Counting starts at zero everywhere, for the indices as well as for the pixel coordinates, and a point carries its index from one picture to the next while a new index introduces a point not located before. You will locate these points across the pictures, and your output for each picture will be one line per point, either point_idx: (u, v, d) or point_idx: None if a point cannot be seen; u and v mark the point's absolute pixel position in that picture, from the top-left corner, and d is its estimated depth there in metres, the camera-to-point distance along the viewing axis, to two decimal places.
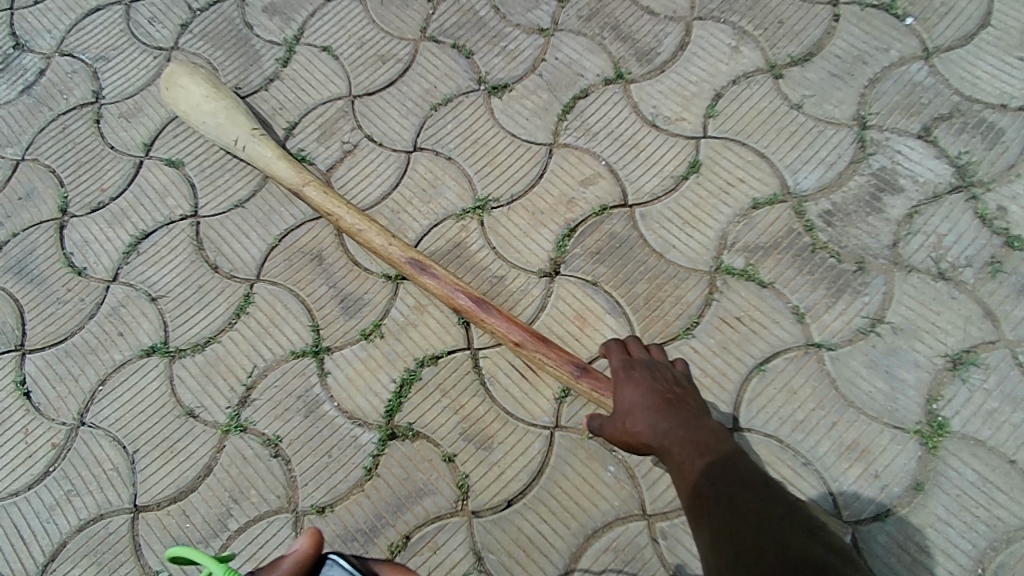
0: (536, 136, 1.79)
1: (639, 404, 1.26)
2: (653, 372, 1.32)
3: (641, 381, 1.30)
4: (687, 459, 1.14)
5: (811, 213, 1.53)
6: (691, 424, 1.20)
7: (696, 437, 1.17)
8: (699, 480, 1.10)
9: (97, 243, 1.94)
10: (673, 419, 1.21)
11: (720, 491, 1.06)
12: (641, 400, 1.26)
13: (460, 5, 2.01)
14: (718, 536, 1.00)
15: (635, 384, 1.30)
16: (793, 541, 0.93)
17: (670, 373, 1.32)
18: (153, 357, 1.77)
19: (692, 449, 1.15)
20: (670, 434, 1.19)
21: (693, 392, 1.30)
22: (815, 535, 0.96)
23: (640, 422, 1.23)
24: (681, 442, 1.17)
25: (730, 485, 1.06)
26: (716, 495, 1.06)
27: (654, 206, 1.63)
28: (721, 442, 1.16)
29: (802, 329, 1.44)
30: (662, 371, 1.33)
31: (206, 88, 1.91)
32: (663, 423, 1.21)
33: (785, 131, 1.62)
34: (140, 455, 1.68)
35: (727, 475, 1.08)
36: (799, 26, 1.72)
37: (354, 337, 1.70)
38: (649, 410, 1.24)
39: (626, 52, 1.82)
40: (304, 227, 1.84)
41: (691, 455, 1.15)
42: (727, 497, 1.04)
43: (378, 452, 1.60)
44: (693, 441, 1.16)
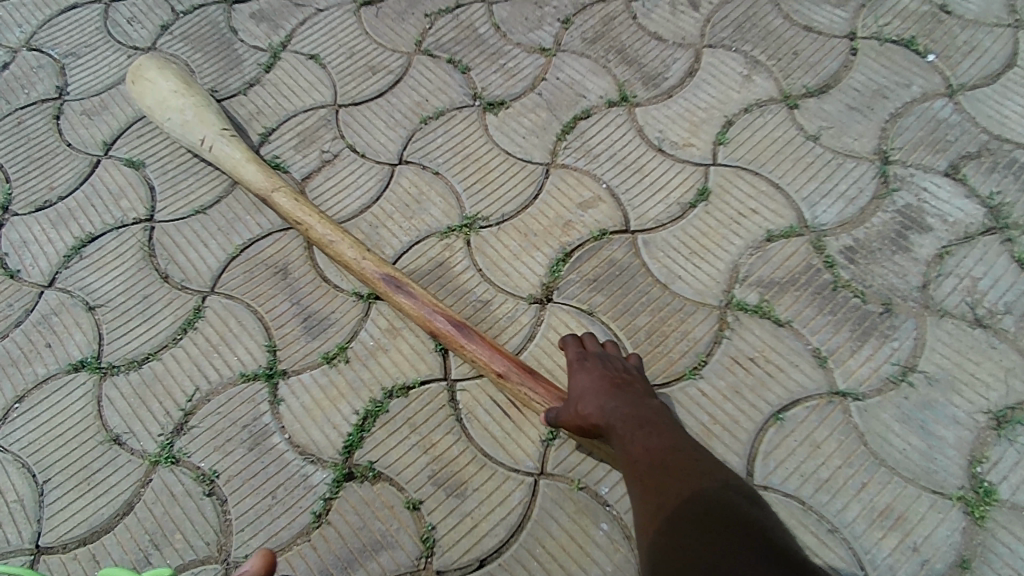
0: (533, 155, 1.65)
1: (589, 388, 1.19)
2: (605, 360, 1.25)
3: (592, 368, 1.23)
4: (628, 432, 1.07)
5: (832, 249, 1.43)
6: (637, 404, 1.13)
7: (642, 413, 1.10)
8: (636, 447, 1.04)
9: (36, 244, 1.74)
10: (620, 399, 1.14)
11: (654, 453, 1.01)
12: (591, 384, 1.20)
13: (458, 21, 1.91)
14: (648, 493, 0.96)
15: (586, 370, 1.23)
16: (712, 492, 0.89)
17: (621, 362, 1.25)
18: (81, 373, 1.54)
19: (634, 424, 1.08)
20: (617, 413, 1.12)
21: (644, 380, 1.23)
22: (736, 483, 0.92)
23: (588, 405, 1.16)
24: (626, 420, 1.10)
25: (664, 448, 1.01)
26: (649, 457, 1.00)
27: (659, 233, 1.50)
28: (665, 419, 1.10)
29: (824, 374, 1.32)
30: (614, 360, 1.26)
31: (175, 83, 1.75)
32: (610, 402, 1.14)
33: (801, 162, 1.53)
34: (51, 486, 1.43)
35: (662, 440, 1.03)
36: (815, 58, 1.65)
37: (315, 361, 1.50)
38: (599, 393, 1.17)
39: (631, 75, 1.72)
40: (270, 238, 1.66)
41: (632, 428, 1.07)
42: (659, 454, 1.00)
43: (331, 495, 1.37)
44: (637, 416, 1.09)
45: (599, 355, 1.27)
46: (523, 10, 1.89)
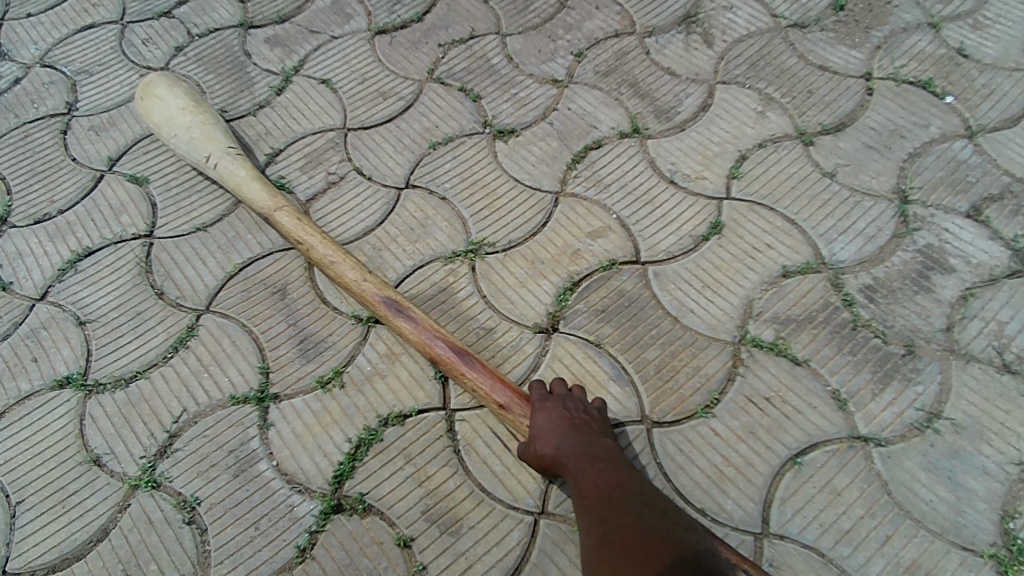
0: (541, 183, 1.62)
1: (546, 426, 1.19)
2: (566, 399, 1.25)
3: (551, 406, 1.22)
4: (580, 469, 1.09)
5: (850, 287, 1.40)
6: (591, 442, 1.15)
7: (595, 452, 1.12)
8: (586, 482, 1.06)
9: (31, 256, 1.70)
10: (575, 437, 1.15)
11: (602, 486, 1.03)
12: (548, 422, 1.19)
13: (471, 51, 1.91)
14: (593, 521, 0.98)
15: (546, 407, 1.22)
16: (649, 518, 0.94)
17: (583, 403, 1.25)
18: (65, 389, 1.48)
19: (585, 460, 1.10)
20: (570, 452, 1.13)
21: (602, 421, 1.24)
22: (673, 514, 0.98)
23: (545, 444, 1.17)
24: (578, 457, 1.11)
25: (611, 482, 1.04)
26: (597, 490, 1.03)
27: (670, 265, 1.46)
28: (616, 457, 1.12)
29: (844, 418, 1.28)
30: (575, 400, 1.25)
31: (184, 101, 1.74)
32: (565, 440, 1.15)
33: (818, 199, 1.50)
34: (23, 508, 1.35)
35: (611, 475, 1.06)
36: (830, 97, 1.64)
37: (309, 385, 1.44)
38: (555, 431, 1.17)
39: (643, 108, 1.70)
40: (271, 257, 1.62)
41: (584, 465, 1.09)
42: (606, 488, 1.02)
43: (317, 528, 1.29)
44: (590, 453, 1.12)
45: (561, 394, 1.26)
46: (537, 43, 1.89)
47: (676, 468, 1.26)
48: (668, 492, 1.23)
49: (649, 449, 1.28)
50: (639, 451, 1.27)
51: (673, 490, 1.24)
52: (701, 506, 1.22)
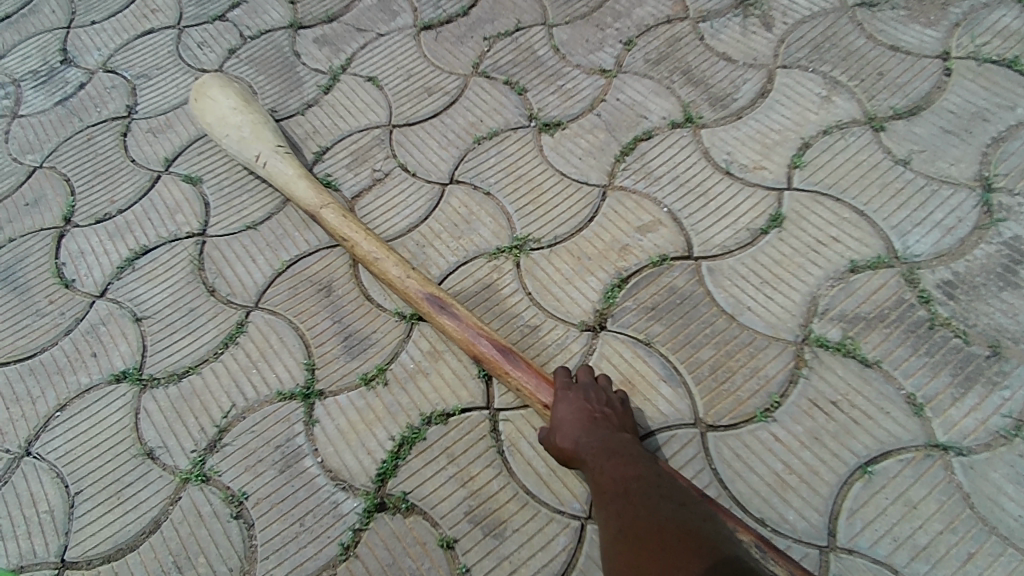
0: (589, 176, 1.57)
1: (567, 418, 1.17)
2: (589, 389, 1.22)
3: (573, 397, 1.20)
4: (599, 465, 1.08)
5: (926, 282, 1.30)
6: (610, 437, 1.13)
7: (614, 446, 1.10)
8: (605, 476, 1.05)
9: (93, 254, 1.76)
10: (595, 432, 1.13)
11: (619, 481, 1.02)
12: (569, 414, 1.17)
13: (517, 43, 1.88)
14: (610, 516, 0.98)
15: (568, 398, 1.20)
16: (664, 510, 0.92)
17: (607, 394, 1.22)
18: (122, 383, 1.52)
19: (604, 456, 1.09)
20: (590, 447, 1.11)
21: (624, 415, 1.20)
22: (690, 505, 0.94)
23: (564, 438, 1.16)
24: (597, 452, 1.10)
25: (628, 477, 1.02)
26: (615, 487, 1.01)
27: (726, 260, 1.39)
28: (636, 451, 1.10)
29: (920, 424, 1.18)
30: (599, 391, 1.22)
31: (235, 101, 1.77)
32: (584, 434, 1.13)
33: (889, 188, 1.40)
34: (81, 498, 1.39)
35: (629, 470, 1.04)
36: (903, 79, 1.53)
37: (354, 382, 1.43)
38: (576, 424, 1.16)
39: (697, 96, 1.63)
40: (317, 254, 1.63)
41: (602, 461, 1.08)
42: (623, 483, 1.01)
43: (360, 526, 1.28)
44: (609, 448, 1.10)
45: (585, 385, 1.23)
46: (584, 32, 1.84)
47: (734, 475, 1.19)
48: (725, 500, 1.17)
49: (704, 455, 1.21)
50: (693, 455, 1.21)
51: (729, 499, 1.17)
52: (761, 515, 1.15)
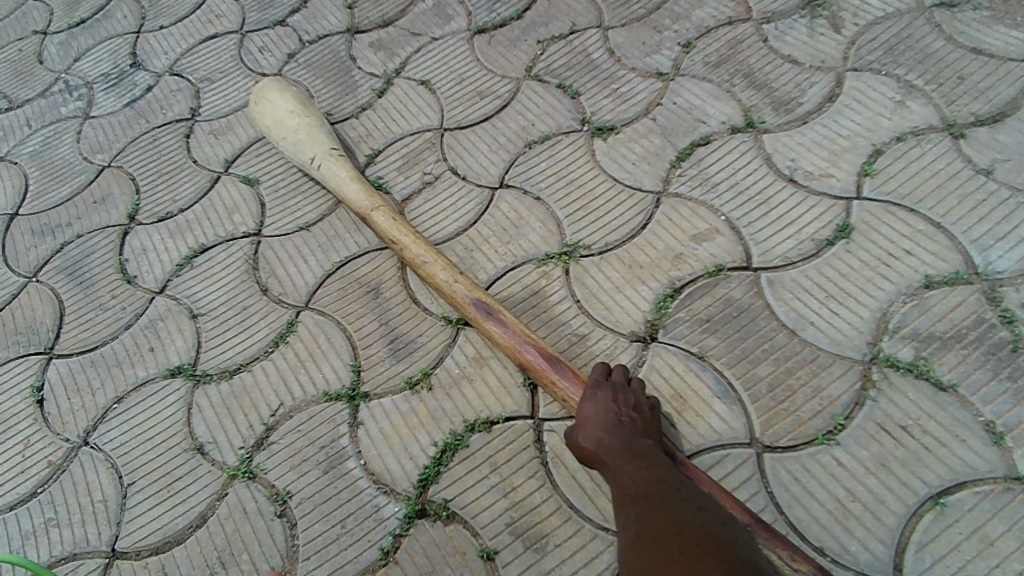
0: (642, 183, 1.53)
1: (592, 417, 1.14)
2: (619, 390, 1.18)
3: (601, 396, 1.16)
4: (619, 467, 1.04)
5: (1009, 301, 1.20)
6: (633, 438, 1.09)
7: (637, 450, 1.06)
8: (624, 477, 1.01)
9: (154, 252, 1.82)
10: (619, 433, 1.10)
11: (638, 484, 0.98)
12: (595, 414, 1.14)
13: (572, 46, 1.85)
14: (627, 518, 0.93)
15: (597, 397, 1.16)
16: (685, 515, 0.88)
17: (637, 397, 1.17)
18: (177, 378, 1.56)
19: (626, 458, 1.05)
20: (612, 448, 1.08)
21: (654, 420, 1.15)
22: (711, 509, 0.91)
23: (587, 437, 1.13)
24: (618, 454, 1.07)
25: (648, 480, 0.98)
26: (635, 489, 0.97)
27: (787, 271, 1.32)
28: (660, 456, 1.06)
29: (1001, 454, 1.09)
30: (629, 392, 1.18)
31: (294, 104, 1.79)
32: (608, 437, 1.10)
33: (969, 199, 1.31)
34: (133, 490, 1.43)
35: (649, 473, 1.00)
36: (986, 83, 1.43)
37: (398, 385, 1.43)
38: (601, 424, 1.12)
39: (759, 100, 1.56)
40: (366, 256, 1.63)
41: (624, 463, 1.04)
42: (643, 485, 0.97)
43: (401, 531, 1.27)
44: (631, 450, 1.06)
45: (616, 383, 1.19)
46: (641, 35, 1.79)
47: (792, 500, 1.12)
48: (782, 526, 1.10)
49: (759, 477, 1.15)
50: (748, 477, 1.15)
51: (786, 525, 1.10)
52: (820, 544, 1.08)
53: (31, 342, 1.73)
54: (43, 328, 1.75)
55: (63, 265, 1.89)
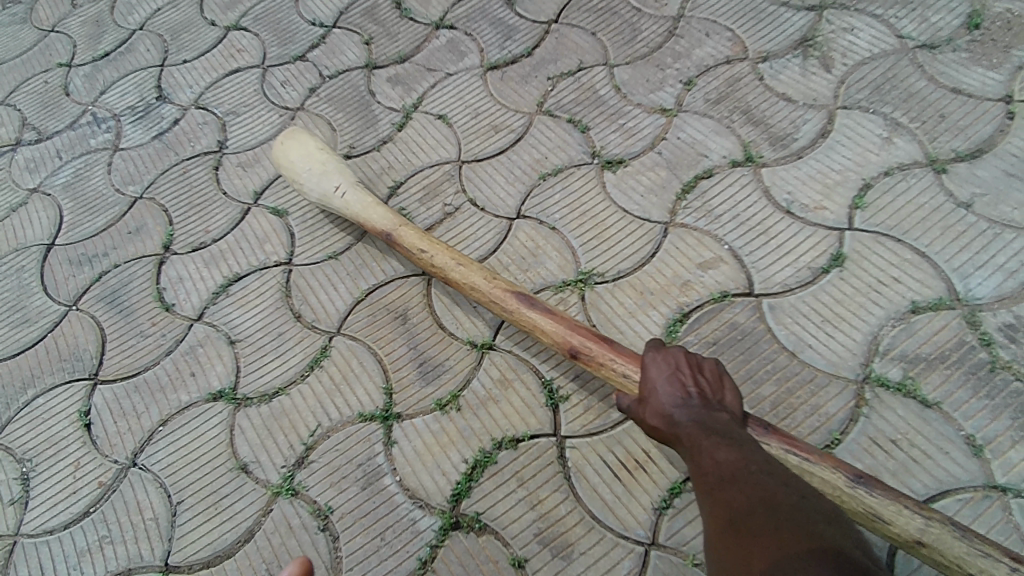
0: (650, 214, 1.65)
1: (659, 393, 1.20)
2: (680, 360, 1.24)
3: (664, 369, 1.22)
4: (696, 442, 1.11)
5: (988, 325, 1.32)
6: (705, 413, 1.15)
7: (712, 428, 1.12)
8: (707, 457, 1.08)
9: (191, 281, 1.94)
10: (690, 410, 1.16)
11: (725, 467, 1.05)
12: (662, 390, 1.20)
13: (580, 83, 1.97)
14: (716, 501, 1.00)
15: (659, 370, 1.22)
16: (784, 504, 0.94)
17: (700, 368, 1.22)
18: (218, 402, 1.67)
19: (702, 435, 1.12)
20: (684, 424, 1.15)
21: (721, 388, 1.20)
22: (812, 499, 0.98)
23: (654, 416, 1.19)
24: (693, 432, 1.13)
25: (733, 462, 1.05)
26: (722, 471, 1.04)
27: (786, 297, 1.44)
28: (734, 433, 1.12)
29: (980, 465, 1.21)
30: (690, 363, 1.23)
31: (301, 151, 1.83)
32: (679, 413, 1.16)
33: (951, 230, 1.43)
34: (182, 507, 1.53)
35: (732, 454, 1.07)
36: (966, 122, 1.55)
37: (429, 407, 1.54)
38: (670, 400, 1.18)
39: (757, 135, 1.68)
40: (393, 284, 1.75)
41: (701, 441, 1.11)
42: (730, 468, 1.04)
43: (437, 543, 1.38)
44: (706, 428, 1.13)
45: (674, 352, 1.25)
46: (645, 72, 1.92)
47: None
48: None
49: None
50: None
51: None
52: None
53: (76, 368, 1.83)
54: (86, 355, 1.86)
55: (102, 294, 2.00)
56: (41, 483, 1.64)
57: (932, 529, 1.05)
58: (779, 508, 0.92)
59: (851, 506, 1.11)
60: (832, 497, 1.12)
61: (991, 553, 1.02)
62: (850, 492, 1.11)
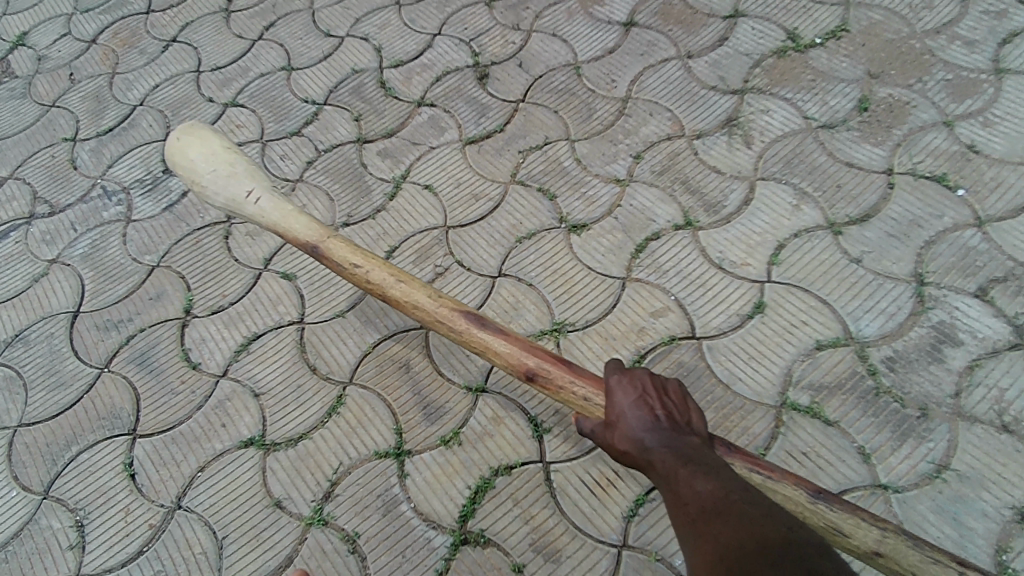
0: (610, 270, 1.98)
1: (630, 420, 1.39)
2: (646, 385, 1.44)
3: (631, 396, 1.42)
4: (672, 470, 1.27)
5: (874, 357, 1.69)
6: (672, 437, 1.34)
7: (684, 454, 1.30)
8: (688, 490, 1.22)
9: (213, 341, 2.20)
10: (660, 435, 1.34)
11: (710, 501, 1.17)
12: (633, 417, 1.39)
13: (546, 156, 2.32)
14: (702, 535, 1.13)
15: (626, 395, 1.43)
16: (768, 537, 1.06)
17: (662, 393, 1.43)
18: (250, 448, 1.93)
19: (675, 461, 1.29)
20: (654, 448, 1.33)
21: (682, 411, 1.41)
22: (793, 527, 1.10)
23: (626, 441, 1.38)
24: (665, 457, 1.30)
25: (714, 495, 1.18)
26: (705, 505, 1.17)
27: (721, 339, 1.78)
28: (701, 455, 1.30)
29: (868, 469, 1.57)
30: (652, 387, 1.44)
31: (201, 151, 2.02)
32: (650, 438, 1.35)
33: (846, 282, 1.80)
34: (228, 541, 1.80)
35: (711, 485, 1.21)
36: (857, 191, 1.94)
37: (434, 443, 1.83)
38: (641, 427, 1.37)
39: (694, 203, 2.04)
40: (395, 338, 2.05)
41: (676, 467, 1.27)
42: (713, 502, 1.17)
43: (450, 556, 1.68)
44: (677, 453, 1.31)
45: (636, 376, 1.46)
46: (601, 147, 2.27)
47: None
48: None
49: None
50: None
51: None
52: None
53: (115, 425, 2.06)
54: (123, 412, 2.09)
55: (131, 356, 2.22)
56: (96, 528, 1.89)
57: (887, 539, 1.26)
58: (763, 543, 1.05)
59: (814, 520, 1.31)
60: (795, 510, 1.32)
61: (938, 558, 1.24)
62: (811, 507, 1.32)
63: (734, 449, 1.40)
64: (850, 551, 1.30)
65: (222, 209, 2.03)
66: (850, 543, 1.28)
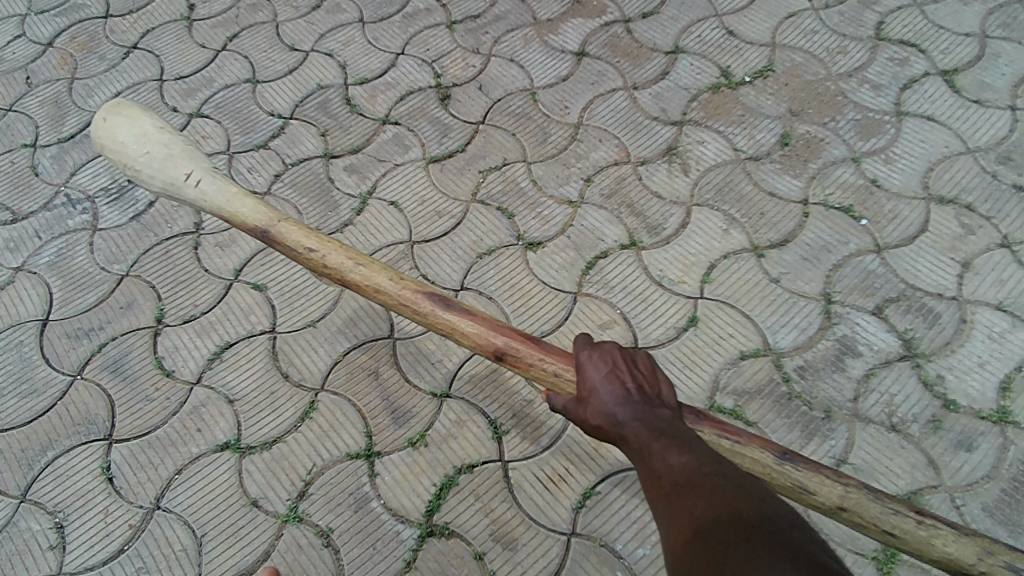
0: (563, 285, 2.19)
1: (603, 395, 1.47)
2: (613, 359, 1.51)
3: (601, 371, 1.49)
4: (645, 444, 1.37)
5: (788, 366, 1.95)
6: (642, 409, 1.43)
7: (656, 426, 1.40)
8: (662, 464, 1.32)
9: (186, 349, 2.29)
10: (631, 407, 1.43)
11: (686, 476, 1.28)
12: (604, 392, 1.47)
13: (504, 176, 2.50)
14: (676, 505, 1.23)
15: (596, 369, 1.49)
16: (740, 505, 1.16)
17: (630, 366, 1.51)
18: (225, 451, 2.06)
19: (648, 434, 1.39)
20: (627, 421, 1.42)
21: (650, 381, 1.49)
22: (765, 499, 1.20)
23: (601, 415, 1.46)
24: (638, 430, 1.40)
25: (690, 470, 1.29)
26: (681, 479, 1.27)
27: (659, 349, 2.01)
28: (672, 426, 1.40)
29: None
30: (620, 361, 1.51)
31: (133, 131, 1.99)
32: (621, 411, 1.44)
33: (766, 300, 2.05)
34: (206, 538, 1.93)
35: (686, 460, 1.32)
36: (778, 218, 2.19)
37: (402, 445, 2.00)
38: (613, 401, 1.45)
39: (638, 225, 2.26)
40: (364, 347, 2.20)
41: (650, 440, 1.37)
42: (689, 477, 1.27)
43: (417, 547, 1.85)
44: (649, 426, 1.40)
45: (603, 351, 1.53)
46: (555, 169, 2.47)
47: None
48: None
49: None
50: None
51: None
52: None
53: (91, 431, 2.15)
54: (98, 419, 2.17)
55: (103, 363, 2.29)
56: (75, 529, 1.99)
57: (850, 494, 1.37)
58: (733, 511, 1.15)
59: (778, 481, 1.43)
60: (762, 472, 1.44)
61: (897, 509, 1.35)
62: (777, 467, 1.42)
63: (702, 416, 1.51)
64: (817, 507, 1.41)
65: (160, 192, 2.00)
66: (817, 499, 1.38)
